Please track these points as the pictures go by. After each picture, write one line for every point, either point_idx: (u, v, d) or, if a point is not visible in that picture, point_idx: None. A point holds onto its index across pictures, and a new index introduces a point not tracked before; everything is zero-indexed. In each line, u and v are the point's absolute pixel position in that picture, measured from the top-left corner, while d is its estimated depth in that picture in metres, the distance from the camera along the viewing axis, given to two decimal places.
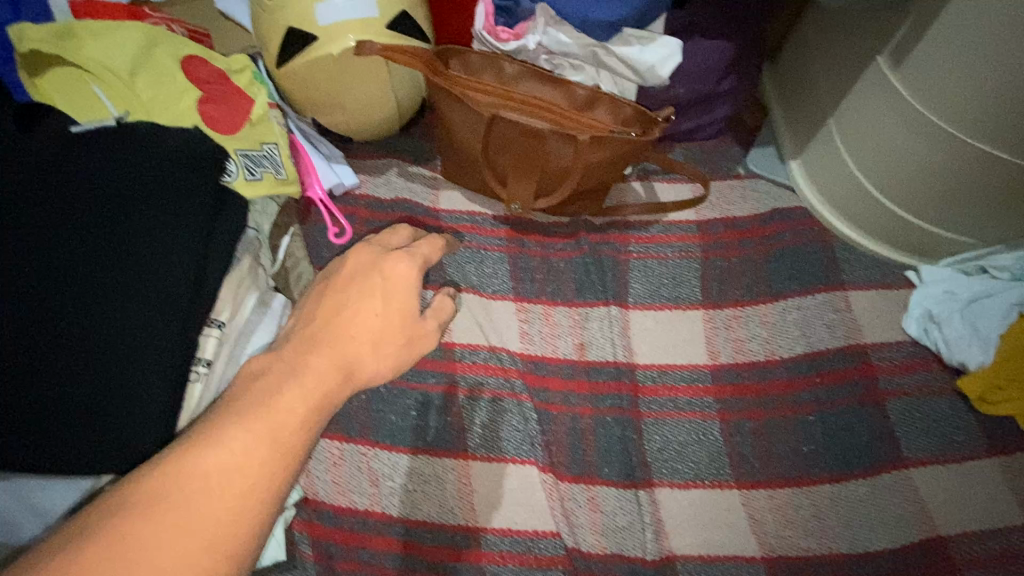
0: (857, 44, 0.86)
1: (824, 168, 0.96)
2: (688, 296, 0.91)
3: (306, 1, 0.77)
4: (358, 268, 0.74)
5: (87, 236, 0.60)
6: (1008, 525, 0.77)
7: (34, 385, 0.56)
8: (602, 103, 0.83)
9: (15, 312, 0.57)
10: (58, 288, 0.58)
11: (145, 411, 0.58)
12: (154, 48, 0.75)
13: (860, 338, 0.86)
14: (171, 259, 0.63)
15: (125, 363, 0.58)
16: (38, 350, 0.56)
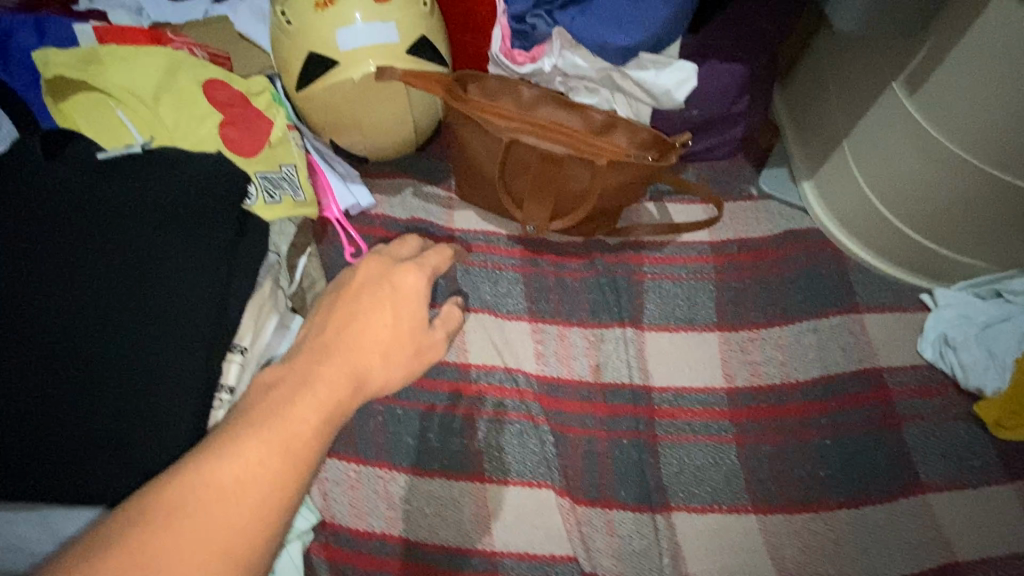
0: (870, 69, 0.87)
1: (837, 190, 0.97)
2: (702, 318, 0.91)
3: (328, 28, 0.78)
4: (368, 277, 0.69)
5: (116, 265, 0.62)
6: None
7: (66, 412, 0.57)
8: (618, 128, 0.84)
9: (50, 341, 0.58)
10: (90, 317, 0.60)
11: (170, 438, 0.58)
12: (176, 72, 0.76)
13: (875, 361, 0.87)
14: (196, 286, 0.63)
15: (152, 391, 0.59)
16: (68, 378, 0.58)
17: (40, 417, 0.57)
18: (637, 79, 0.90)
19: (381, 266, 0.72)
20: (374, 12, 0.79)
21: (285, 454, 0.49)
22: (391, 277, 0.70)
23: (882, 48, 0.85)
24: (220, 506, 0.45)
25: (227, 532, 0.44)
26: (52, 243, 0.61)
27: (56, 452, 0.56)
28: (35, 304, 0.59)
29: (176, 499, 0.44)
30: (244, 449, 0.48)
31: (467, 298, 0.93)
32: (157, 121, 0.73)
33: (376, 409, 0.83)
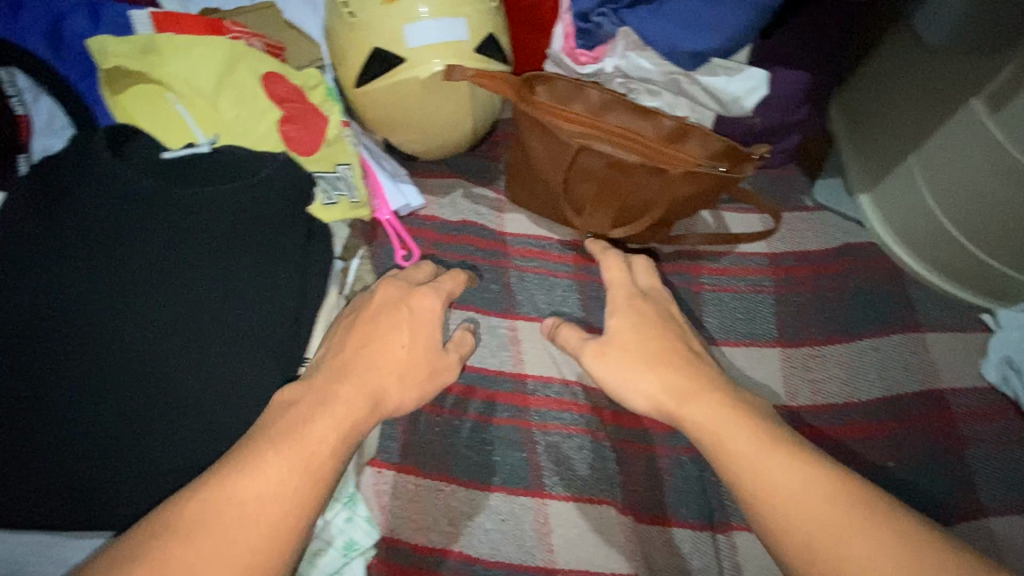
0: (944, 85, 0.85)
1: (898, 204, 0.95)
2: (713, 332, 0.90)
3: (397, 23, 0.75)
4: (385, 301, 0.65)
5: (190, 278, 0.59)
6: None
7: (146, 437, 0.55)
8: (692, 136, 0.79)
9: (123, 358, 0.56)
10: (164, 333, 0.57)
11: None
12: (236, 63, 0.71)
13: (937, 383, 0.86)
14: (271, 300, 0.61)
15: (232, 413, 0.57)
16: (143, 399, 0.55)
17: (118, 442, 0.54)
18: (707, 85, 0.87)
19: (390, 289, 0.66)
20: (443, 6, 0.75)
21: (307, 475, 0.49)
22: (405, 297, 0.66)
23: (959, 63, 0.82)
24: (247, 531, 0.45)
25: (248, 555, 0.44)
26: (121, 257, 0.57)
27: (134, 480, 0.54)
28: (106, 319, 0.56)
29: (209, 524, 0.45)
30: (265, 467, 0.48)
31: (521, 305, 0.90)
32: (219, 117, 0.69)
33: (433, 420, 0.80)
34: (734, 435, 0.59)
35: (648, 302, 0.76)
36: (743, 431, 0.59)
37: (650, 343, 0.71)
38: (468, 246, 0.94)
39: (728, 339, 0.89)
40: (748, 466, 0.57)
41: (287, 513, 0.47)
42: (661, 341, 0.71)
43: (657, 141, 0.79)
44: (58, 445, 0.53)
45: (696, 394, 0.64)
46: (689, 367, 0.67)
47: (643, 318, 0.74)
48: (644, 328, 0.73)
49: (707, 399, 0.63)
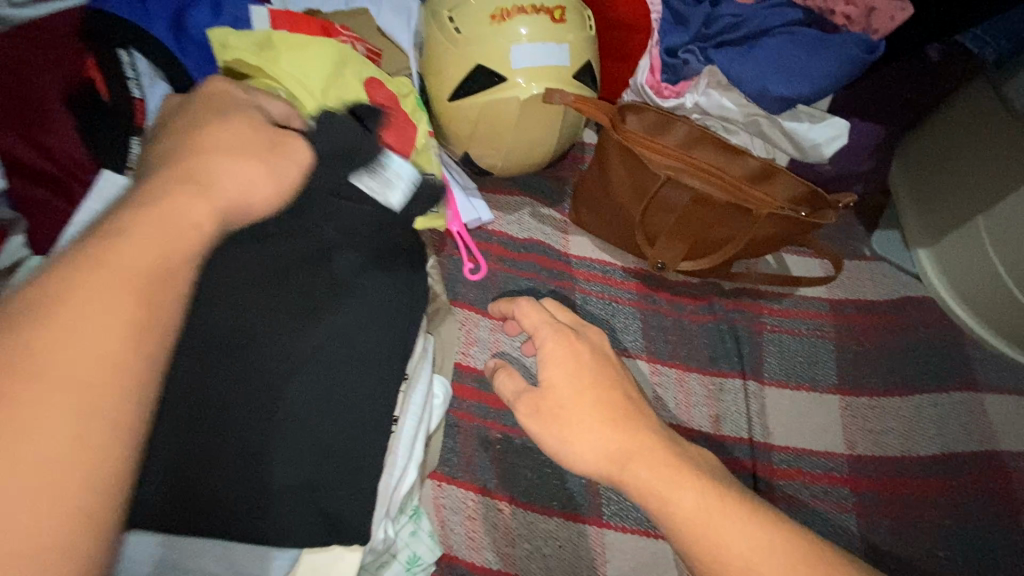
0: (1010, 153, 0.85)
1: (960, 262, 0.97)
2: (627, 345, 0.91)
3: (501, 44, 0.76)
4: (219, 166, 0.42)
5: (334, 304, 0.59)
6: None
7: (274, 465, 0.54)
8: (775, 178, 0.81)
9: (269, 391, 0.55)
10: (310, 363, 0.56)
11: (362, 478, 0.57)
12: (344, 67, 0.72)
13: (994, 445, 0.86)
14: (391, 320, 0.62)
15: (339, 424, 0.57)
16: (277, 431, 0.54)
17: (251, 469, 0.53)
18: (789, 129, 0.88)
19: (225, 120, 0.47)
20: (546, 31, 0.77)
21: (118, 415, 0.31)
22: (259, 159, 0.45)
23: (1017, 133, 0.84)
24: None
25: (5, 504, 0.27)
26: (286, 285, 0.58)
27: (247, 489, 0.53)
28: (262, 345, 0.55)
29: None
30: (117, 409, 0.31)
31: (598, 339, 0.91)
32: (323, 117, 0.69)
33: (495, 436, 0.80)
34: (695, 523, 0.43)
35: (589, 351, 0.54)
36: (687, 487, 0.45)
37: (583, 395, 0.51)
38: (535, 265, 0.94)
39: (646, 354, 0.90)
40: (699, 501, 0.43)
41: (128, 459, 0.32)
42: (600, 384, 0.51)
43: (741, 179, 0.80)
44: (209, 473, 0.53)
45: (640, 451, 0.47)
46: (634, 417, 0.50)
47: (579, 361, 0.53)
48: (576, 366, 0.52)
49: (650, 461, 0.46)
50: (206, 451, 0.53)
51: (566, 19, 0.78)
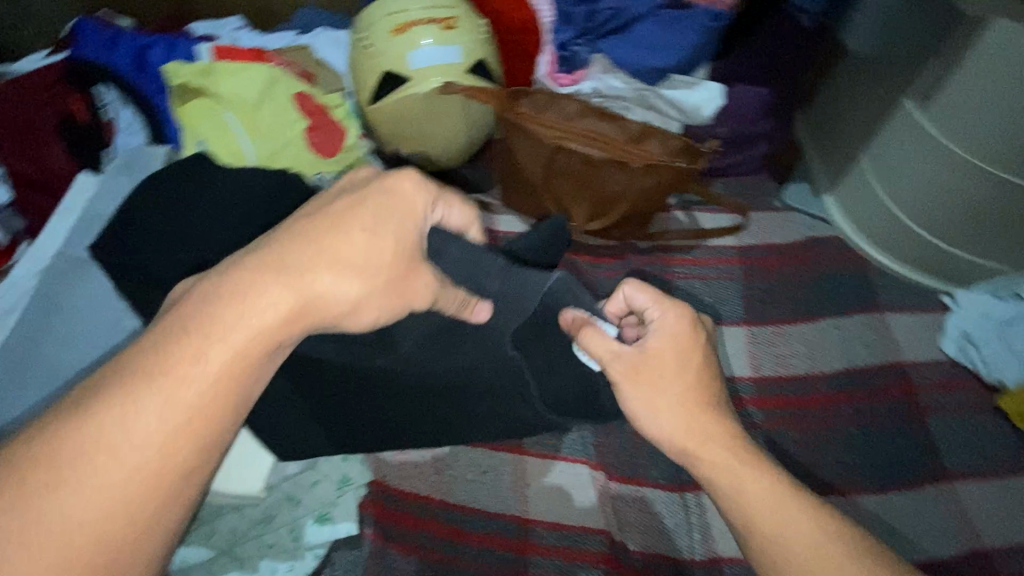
0: (888, 91, 0.96)
1: (857, 199, 1.05)
2: None
3: (402, 51, 0.92)
4: (321, 287, 0.49)
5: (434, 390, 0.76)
6: None
7: (354, 424, 0.77)
8: (652, 136, 0.92)
9: (384, 401, 0.76)
10: (410, 399, 0.76)
11: (362, 426, 0.77)
12: (275, 83, 0.88)
13: (898, 357, 0.91)
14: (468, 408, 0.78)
15: (372, 401, 0.76)
16: (368, 411, 0.77)
17: (340, 419, 0.77)
18: (670, 98, 0.99)
19: (373, 210, 0.52)
20: (441, 37, 0.93)
21: (193, 464, 0.44)
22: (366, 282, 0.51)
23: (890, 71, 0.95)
24: (104, 495, 0.41)
25: (119, 508, 0.41)
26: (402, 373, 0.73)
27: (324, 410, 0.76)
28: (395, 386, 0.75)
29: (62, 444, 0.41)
30: (180, 459, 0.43)
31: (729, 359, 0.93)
32: (258, 123, 0.85)
33: None
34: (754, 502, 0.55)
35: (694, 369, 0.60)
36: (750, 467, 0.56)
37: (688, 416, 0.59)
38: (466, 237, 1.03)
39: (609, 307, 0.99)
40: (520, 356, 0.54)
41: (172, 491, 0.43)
42: (697, 372, 0.60)
43: (622, 140, 0.91)
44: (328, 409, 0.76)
45: (713, 435, 0.58)
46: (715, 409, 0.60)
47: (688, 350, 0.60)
48: (683, 345, 0.60)
49: (726, 444, 0.58)
50: (320, 403, 0.75)
51: (455, 26, 0.94)
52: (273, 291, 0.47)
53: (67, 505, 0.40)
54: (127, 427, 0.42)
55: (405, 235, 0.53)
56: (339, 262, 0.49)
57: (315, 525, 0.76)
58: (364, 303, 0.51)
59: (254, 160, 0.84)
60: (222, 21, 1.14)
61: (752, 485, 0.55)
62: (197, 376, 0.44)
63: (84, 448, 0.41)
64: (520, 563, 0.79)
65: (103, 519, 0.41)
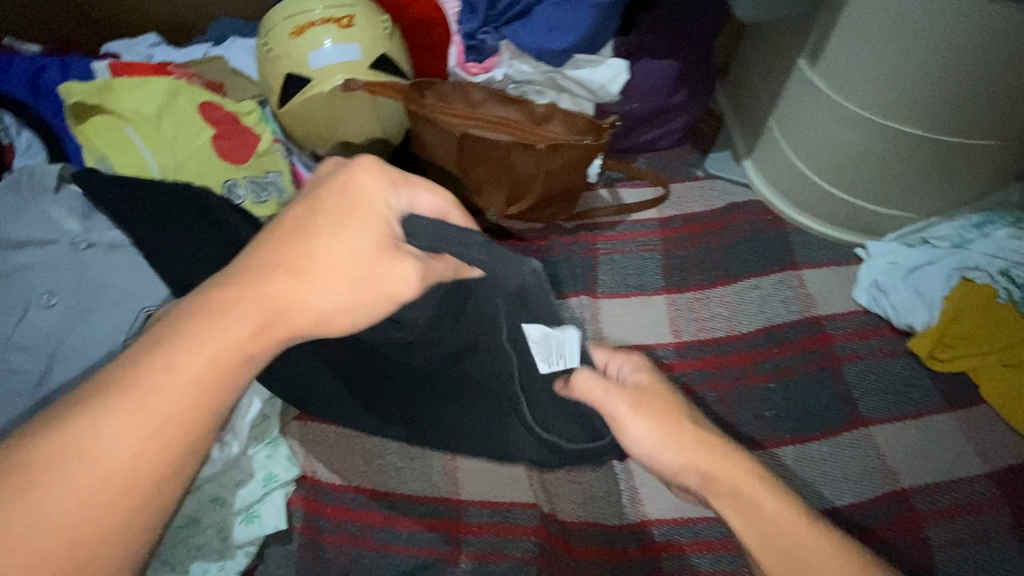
0: (789, 53, 0.96)
1: (770, 162, 1.06)
2: (567, 287, 1.00)
3: (301, 53, 0.94)
4: (287, 289, 0.46)
5: (435, 384, 0.74)
6: (959, 475, 0.82)
7: (366, 402, 0.78)
8: (557, 117, 0.94)
9: (393, 387, 0.76)
10: (416, 391, 0.76)
11: (372, 406, 0.78)
12: (176, 94, 0.89)
13: (815, 311, 0.94)
14: (467, 409, 0.76)
15: (384, 386, 0.76)
16: (379, 395, 0.77)
17: (354, 396, 0.78)
18: (576, 77, 1.02)
19: (336, 207, 0.50)
20: (339, 36, 0.94)
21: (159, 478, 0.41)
22: (339, 283, 0.48)
23: (788, 33, 0.96)
24: (70, 509, 0.38)
25: (87, 523, 0.38)
26: (403, 368, 0.73)
27: (340, 385, 0.77)
28: (398, 375, 0.74)
29: (30, 454, 0.39)
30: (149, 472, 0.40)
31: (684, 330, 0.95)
32: (161, 136, 0.87)
33: None
34: (782, 541, 0.49)
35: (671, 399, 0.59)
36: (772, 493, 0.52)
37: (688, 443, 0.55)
38: None
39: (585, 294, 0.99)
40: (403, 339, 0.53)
41: (137, 509, 0.40)
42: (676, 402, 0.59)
43: (527, 123, 0.93)
44: (340, 388, 0.77)
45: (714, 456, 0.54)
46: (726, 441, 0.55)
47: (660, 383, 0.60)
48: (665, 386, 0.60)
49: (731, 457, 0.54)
50: (337, 382, 0.76)
51: (353, 24, 0.95)
52: (247, 298, 0.45)
53: (22, 520, 0.37)
54: (93, 434, 0.40)
55: (375, 225, 0.51)
56: (311, 266, 0.47)
57: (241, 523, 0.76)
58: (343, 309, 0.48)
59: (158, 171, 0.86)
60: (138, 40, 1.15)
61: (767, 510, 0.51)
62: (162, 379, 0.42)
63: (49, 458, 0.39)
64: (452, 542, 0.81)
65: (66, 536, 0.38)
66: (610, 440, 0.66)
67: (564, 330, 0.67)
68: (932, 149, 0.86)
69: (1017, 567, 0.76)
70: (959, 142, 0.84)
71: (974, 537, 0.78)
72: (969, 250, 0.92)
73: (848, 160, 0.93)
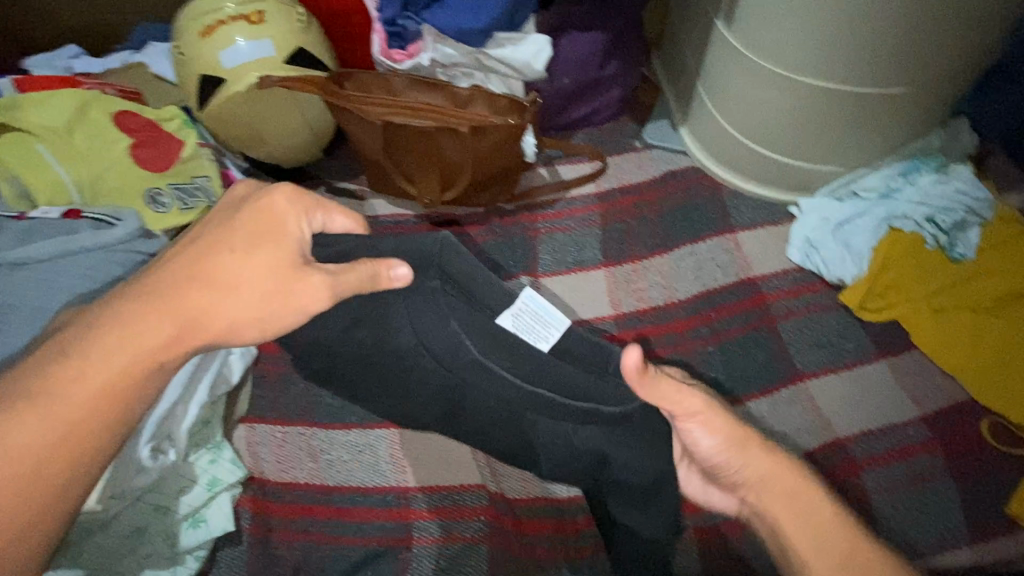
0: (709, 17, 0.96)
1: (702, 128, 1.06)
2: (512, 269, 1.00)
3: (212, 53, 0.92)
4: (193, 304, 0.56)
5: (452, 383, 0.71)
6: (892, 421, 0.83)
7: (409, 406, 0.80)
8: (480, 98, 0.92)
9: (424, 398, 0.76)
10: (442, 400, 0.76)
11: (415, 409, 0.79)
12: (88, 108, 0.88)
13: (750, 272, 0.95)
14: (498, 416, 0.73)
15: (417, 397, 0.78)
16: (418, 403, 0.79)
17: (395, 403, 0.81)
18: (499, 56, 1.00)
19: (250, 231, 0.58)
20: (249, 33, 0.92)
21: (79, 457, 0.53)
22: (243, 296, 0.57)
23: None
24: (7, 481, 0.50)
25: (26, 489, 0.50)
26: (417, 367, 0.71)
27: (380, 394, 0.80)
28: (410, 376, 0.73)
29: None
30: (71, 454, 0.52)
31: (622, 303, 0.95)
32: (75, 150, 0.86)
33: (296, 377, 0.91)
34: (833, 546, 0.58)
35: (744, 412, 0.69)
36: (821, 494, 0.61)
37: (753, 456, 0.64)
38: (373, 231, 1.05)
39: (530, 274, 1.00)
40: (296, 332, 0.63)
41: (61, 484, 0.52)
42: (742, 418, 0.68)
43: (449, 107, 0.91)
44: (380, 397, 0.82)
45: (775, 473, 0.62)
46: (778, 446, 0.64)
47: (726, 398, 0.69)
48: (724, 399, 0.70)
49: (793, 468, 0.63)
50: (377, 390, 0.80)
51: (264, 19, 0.93)
52: (156, 315, 0.55)
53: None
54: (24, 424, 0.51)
55: (284, 247, 0.58)
56: (218, 280, 0.56)
57: (189, 528, 0.77)
58: (252, 318, 0.57)
59: (74, 186, 0.85)
60: (57, 51, 1.11)
61: (816, 513, 0.60)
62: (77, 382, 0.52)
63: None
64: (402, 528, 0.82)
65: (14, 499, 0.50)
66: (636, 403, 0.61)
67: (518, 297, 0.64)
68: (850, 101, 0.86)
69: (950, 505, 0.78)
70: (876, 92, 0.84)
71: (908, 480, 0.80)
72: (895, 200, 0.93)
73: (773, 119, 0.93)
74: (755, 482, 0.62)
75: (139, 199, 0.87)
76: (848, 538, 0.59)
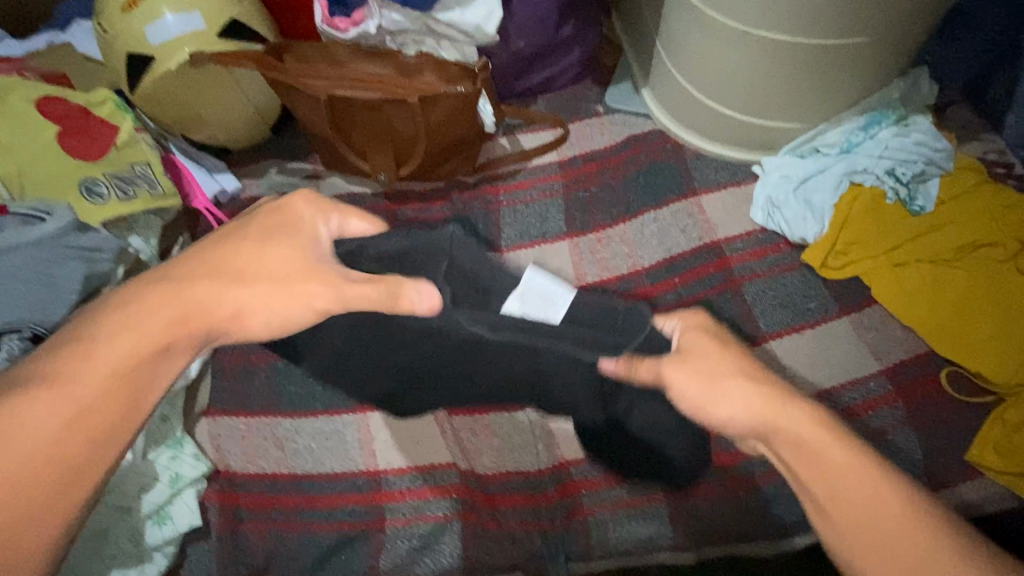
0: None
1: (663, 89, 1.03)
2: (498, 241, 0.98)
3: (137, 29, 0.86)
4: (175, 297, 0.53)
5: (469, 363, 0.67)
6: (856, 377, 0.84)
7: (411, 385, 0.75)
8: (429, 67, 0.89)
9: (434, 379, 0.73)
10: (453, 380, 0.72)
11: (414, 386, 0.74)
12: (11, 96, 0.83)
13: (715, 236, 0.94)
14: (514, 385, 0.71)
15: (424, 376, 0.73)
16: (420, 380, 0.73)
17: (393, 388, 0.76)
18: (448, 19, 0.93)
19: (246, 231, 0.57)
20: (177, 6, 0.86)
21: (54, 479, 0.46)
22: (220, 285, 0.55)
23: None
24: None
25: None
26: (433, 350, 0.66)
27: (376, 378, 0.74)
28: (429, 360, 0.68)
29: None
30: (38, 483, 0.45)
31: (586, 274, 0.94)
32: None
33: (256, 368, 0.89)
34: (865, 500, 0.50)
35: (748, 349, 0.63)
36: (842, 449, 0.52)
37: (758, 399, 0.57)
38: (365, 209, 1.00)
39: (512, 246, 0.97)
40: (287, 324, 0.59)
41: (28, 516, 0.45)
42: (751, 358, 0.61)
43: (397, 77, 0.87)
44: (377, 382, 0.75)
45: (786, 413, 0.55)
46: None
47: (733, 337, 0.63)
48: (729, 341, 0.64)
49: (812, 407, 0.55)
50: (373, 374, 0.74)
51: None
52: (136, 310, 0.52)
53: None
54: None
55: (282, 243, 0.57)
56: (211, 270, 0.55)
57: (154, 526, 0.76)
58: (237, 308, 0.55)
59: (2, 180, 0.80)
60: None
61: (839, 464, 0.52)
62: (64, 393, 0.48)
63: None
64: (374, 511, 0.82)
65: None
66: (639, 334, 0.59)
67: (523, 279, 0.61)
68: (808, 54, 0.84)
69: (914, 455, 0.80)
70: (833, 43, 0.82)
71: (873, 434, 0.81)
72: (856, 154, 0.93)
73: (732, 76, 0.90)
74: (783, 444, 0.54)
75: (74, 190, 0.82)
76: (876, 488, 0.50)
